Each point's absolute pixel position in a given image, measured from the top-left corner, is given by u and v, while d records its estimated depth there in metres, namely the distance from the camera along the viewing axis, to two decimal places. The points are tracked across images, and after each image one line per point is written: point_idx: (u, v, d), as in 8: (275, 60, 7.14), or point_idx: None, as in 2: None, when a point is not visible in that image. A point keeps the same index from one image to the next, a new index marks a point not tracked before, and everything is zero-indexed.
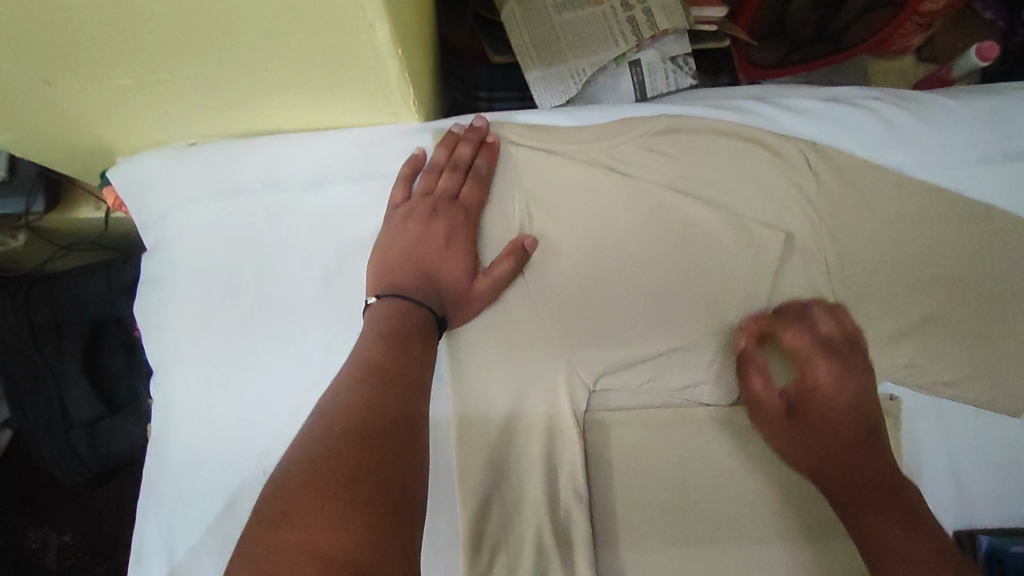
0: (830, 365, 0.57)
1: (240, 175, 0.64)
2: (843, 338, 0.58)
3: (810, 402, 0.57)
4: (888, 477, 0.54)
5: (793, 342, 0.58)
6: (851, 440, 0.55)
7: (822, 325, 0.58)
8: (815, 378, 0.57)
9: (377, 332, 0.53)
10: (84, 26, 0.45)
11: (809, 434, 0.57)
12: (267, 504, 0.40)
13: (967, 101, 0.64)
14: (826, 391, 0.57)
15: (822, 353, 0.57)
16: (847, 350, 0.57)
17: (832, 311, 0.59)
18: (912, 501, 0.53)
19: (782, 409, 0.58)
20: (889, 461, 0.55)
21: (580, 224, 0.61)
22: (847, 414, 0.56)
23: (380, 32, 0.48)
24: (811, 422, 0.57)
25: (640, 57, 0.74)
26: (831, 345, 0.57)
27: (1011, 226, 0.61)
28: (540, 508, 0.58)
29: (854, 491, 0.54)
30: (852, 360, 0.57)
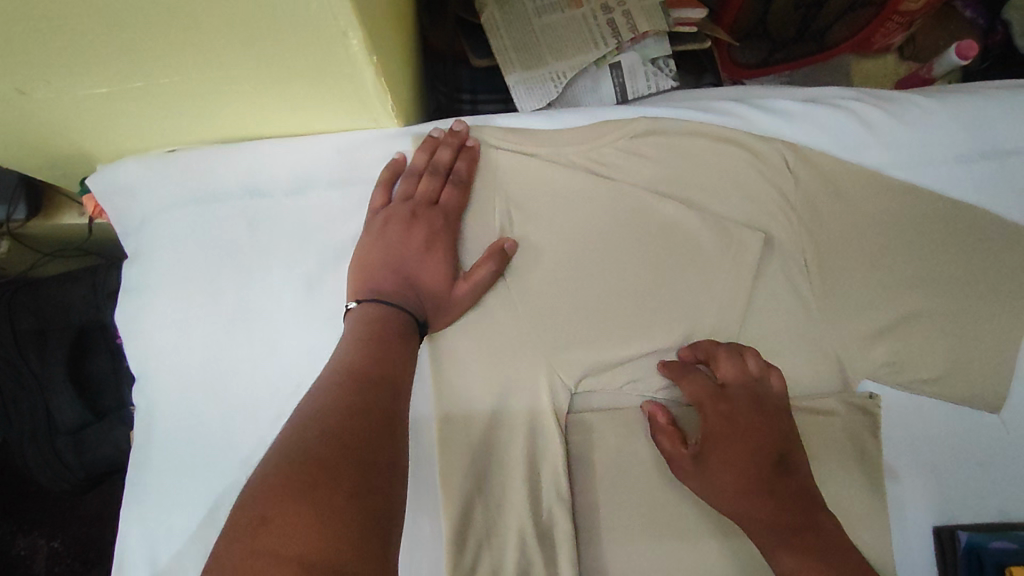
0: (728, 408, 0.56)
1: (219, 181, 0.64)
2: (740, 378, 0.57)
3: (714, 447, 0.55)
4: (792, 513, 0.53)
5: (692, 388, 0.58)
6: (757, 478, 0.54)
7: (719, 367, 0.58)
8: (715, 421, 0.57)
9: (356, 337, 0.53)
10: (56, 36, 0.45)
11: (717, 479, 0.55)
12: (242, 508, 0.40)
13: (943, 101, 0.65)
14: (728, 434, 0.56)
15: (719, 398, 0.57)
16: (746, 391, 0.57)
17: (732, 353, 0.58)
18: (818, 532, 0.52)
19: (690, 457, 0.56)
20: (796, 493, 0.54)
21: (560, 227, 0.62)
22: (748, 456, 0.55)
23: (353, 39, 0.48)
24: (719, 468, 0.55)
25: (620, 60, 0.75)
26: (728, 388, 0.57)
27: (988, 223, 0.62)
28: (523, 510, 0.58)
29: (773, 537, 0.53)
30: (754, 398, 0.56)
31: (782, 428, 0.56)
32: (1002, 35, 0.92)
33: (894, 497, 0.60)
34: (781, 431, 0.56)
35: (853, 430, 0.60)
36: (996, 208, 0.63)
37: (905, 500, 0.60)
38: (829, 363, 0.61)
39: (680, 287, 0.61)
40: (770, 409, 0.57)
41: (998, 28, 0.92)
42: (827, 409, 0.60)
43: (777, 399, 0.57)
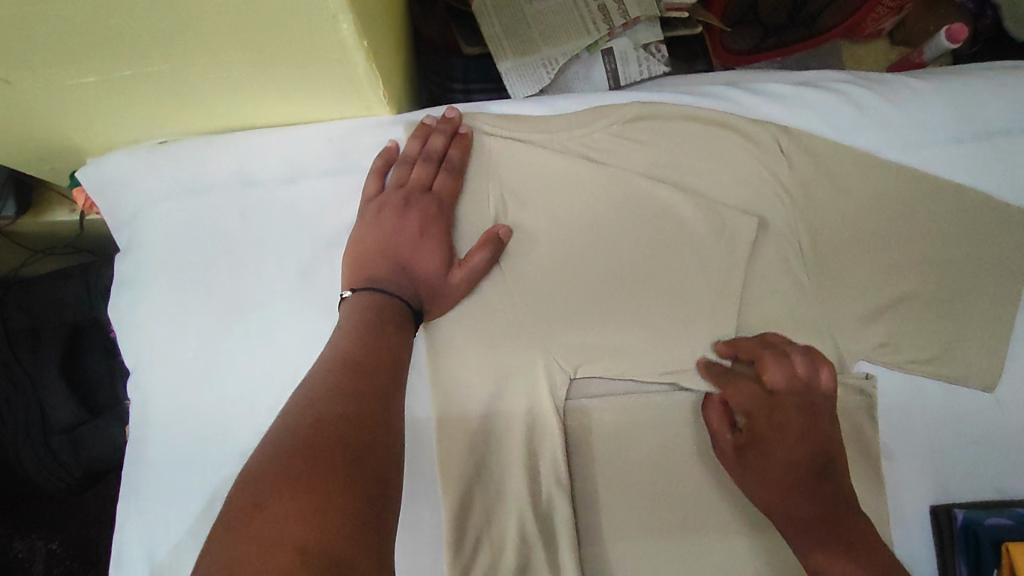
0: (776, 413, 0.57)
1: (211, 172, 0.63)
2: (789, 385, 0.57)
3: (757, 451, 0.56)
4: (831, 514, 0.54)
5: (738, 390, 0.58)
6: (795, 481, 0.55)
7: (769, 371, 0.57)
8: (758, 426, 0.57)
9: (352, 325, 0.53)
10: (41, 25, 0.44)
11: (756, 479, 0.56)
12: (239, 495, 0.39)
13: (935, 83, 0.65)
14: (773, 438, 0.56)
15: (766, 404, 0.57)
16: (797, 400, 0.56)
17: (780, 356, 0.57)
18: (856, 531, 0.53)
19: (734, 458, 0.57)
20: (835, 495, 0.55)
21: (554, 212, 0.62)
22: (791, 461, 0.55)
23: (343, 24, 0.48)
24: (761, 473, 0.56)
25: (612, 45, 0.75)
26: (775, 394, 0.57)
27: (981, 203, 0.62)
28: (522, 497, 0.58)
29: (810, 539, 0.54)
30: (801, 405, 0.56)
31: (827, 436, 0.56)
32: (991, 19, 0.92)
33: (890, 477, 0.61)
34: (825, 437, 0.56)
35: (850, 411, 0.60)
36: (988, 188, 0.63)
37: (901, 480, 0.61)
38: (825, 345, 0.61)
39: (676, 272, 0.62)
40: (817, 416, 0.56)
41: (987, 12, 0.92)
42: None
43: (825, 403, 0.57)
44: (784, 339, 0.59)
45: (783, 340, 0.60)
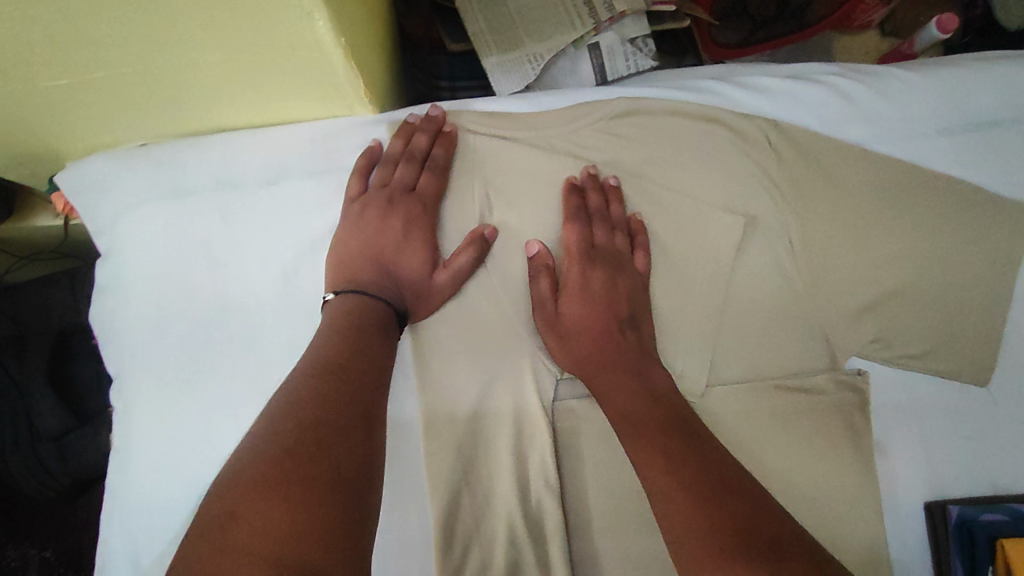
0: (589, 265, 0.58)
1: (191, 175, 0.62)
2: (607, 244, 0.59)
3: (573, 300, 0.57)
4: (633, 366, 0.55)
5: (567, 237, 0.59)
6: (602, 335, 0.56)
7: (594, 227, 0.59)
8: (575, 276, 0.58)
9: (333, 329, 0.52)
10: (9, 27, 0.43)
11: (572, 332, 0.56)
12: (214, 504, 0.39)
13: (924, 73, 0.64)
14: (583, 289, 0.58)
15: (585, 254, 0.58)
16: (609, 257, 0.59)
17: (603, 214, 0.60)
18: (653, 382, 0.54)
19: (553, 307, 0.57)
20: (637, 352, 0.56)
21: (539, 211, 0.61)
22: (599, 312, 0.57)
23: (319, 21, 0.46)
24: (573, 324, 0.57)
25: (599, 40, 0.73)
26: (597, 247, 0.59)
27: (971, 195, 0.61)
28: (511, 500, 0.57)
29: (606, 383, 0.54)
30: (610, 260, 0.58)
31: (634, 298, 0.58)
32: (982, 9, 0.92)
33: (882, 473, 0.60)
34: (631, 295, 0.58)
35: (843, 408, 0.59)
36: (979, 179, 0.62)
37: (896, 476, 0.60)
38: (816, 341, 0.61)
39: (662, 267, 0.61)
40: (624, 275, 0.59)
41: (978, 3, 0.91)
42: (817, 389, 0.60)
43: (634, 270, 0.59)
44: (621, 204, 0.61)
45: (621, 197, 0.61)
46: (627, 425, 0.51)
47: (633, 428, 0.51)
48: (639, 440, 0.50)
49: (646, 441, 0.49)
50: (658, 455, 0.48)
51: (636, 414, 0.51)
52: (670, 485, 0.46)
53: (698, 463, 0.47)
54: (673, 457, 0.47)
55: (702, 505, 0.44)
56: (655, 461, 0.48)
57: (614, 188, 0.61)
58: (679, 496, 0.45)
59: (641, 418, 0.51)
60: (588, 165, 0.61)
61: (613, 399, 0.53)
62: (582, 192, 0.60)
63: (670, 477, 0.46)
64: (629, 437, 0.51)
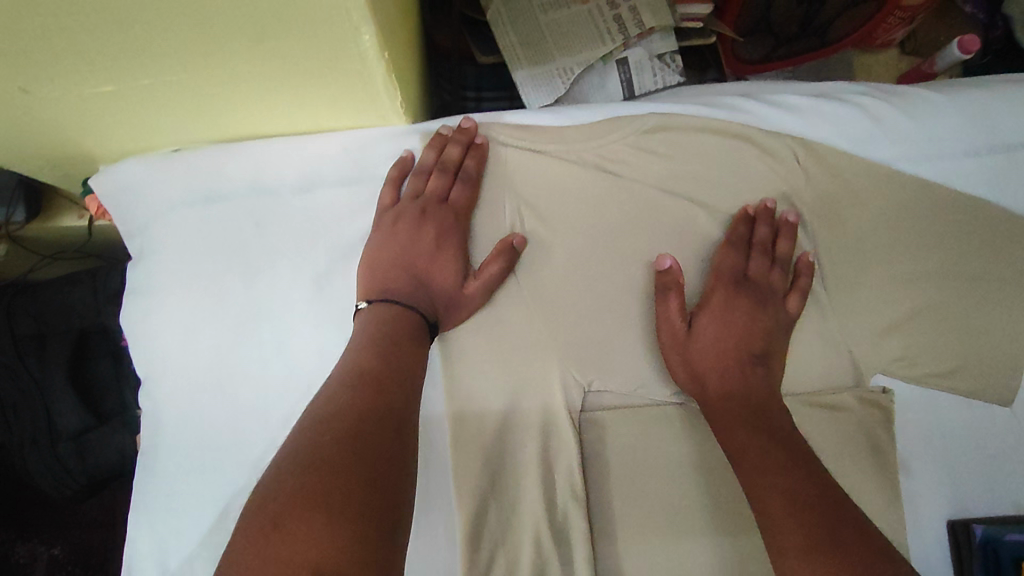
0: (736, 294, 0.60)
1: (226, 183, 0.63)
2: (759, 278, 0.61)
3: (707, 326, 0.59)
4: (760, 400, 0.56)
5: (720, 261, 0.61)
6: (732, 364, 0.58)
7: (751, 258, 0.61)
8: (712, 301, 0.60)
9: (367, 339, 0.53)
10: (62, 34, 0.44)
11: (698, 355, 0.58)
12: (253, 516, 0.39)
13: (950, 94, 0.65)
14: (723, 315, 0.59)
15: (735, 283, 0.60)
16: (755, 292, 0.60)
17: (766, 253, 0.61)
18: (776, 419, 0.55)
19: (685, 331, 0.58)
20: (767, 388, 0.57)
21: (570, 224, 0.62)
22: (732, 342, 0.58)
23: (365, 35, 0.48)
24: (701, 349, 0.58)
25: (627, 55, 0.74)
26: (749, 278, 0.61)
27: (996, 216, 0.62)
28: (537, 510, 0.57)
29: (730, 413, 0.55)
30: (753, 294, 0.60)
31: (772, 334, 0.59)
32: (1002, 30, 0.92)
33: (906, 490, 0.60)
34: (772, 332, 0.59)
35: (867, 425, 0.59)
36: (1003, 201, 0.63)
37: (919, 494, 0.60)
38: (841, 358, 0.61)
39: (690, 279, 0.62)
40: (766, 311, 0.60)
41: (998, 24, 0.92)
42: (839, 404, 0.60)
43: (779, 309, 0.60)
44: (790, 240, 0.62)
45: (793, 233, 0.62)
46: (746, 459, 0.53)
47: (755, 461, 0.52)
48: (757, 474, 0.52)
49: (767, 477, 0.51)
50: (779, 492, 0.50)
51: (756, 449, 0.53)
52: (791, 526, 0.48)
53: (819, 509, 0.48)
54: (796, 499, 0.49)
55: (823, 549, 0.46)
56: (777, 499, 0.50)
57: (789, 224, 0.62)
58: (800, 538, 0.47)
59: (764, 454, 0.52)
60: (769, 197, 0.63)
61: (733, 428, 0.55)
62: (752, 222, 0.62)
63: (787, 512, 0.49)
64: (749, 470, 0.52)
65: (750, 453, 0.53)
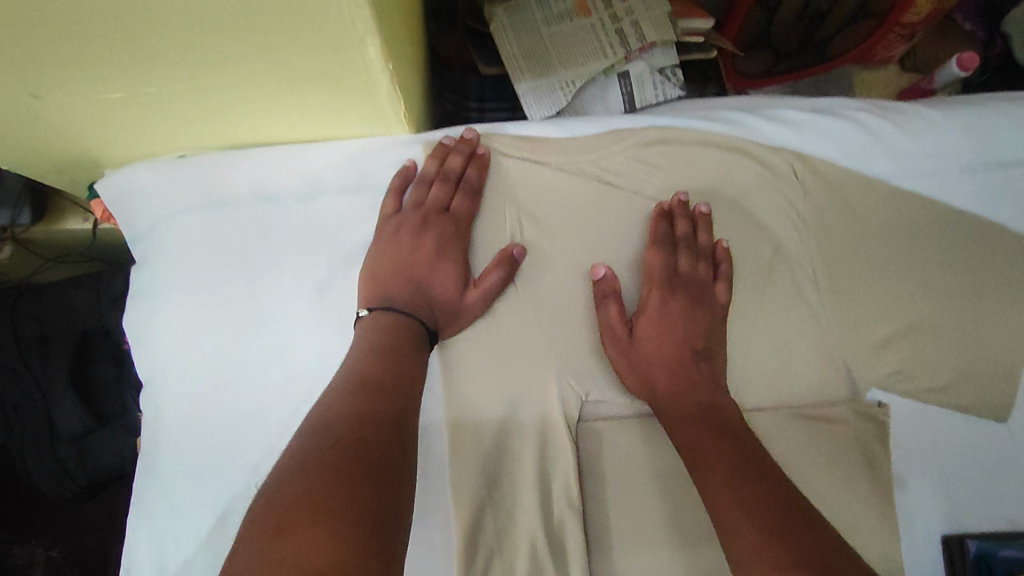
0: (670, 294, 0.61)
1: (230, 189, 0.64)
2: (689, 273, 0.61)
3: (647, 330, 0.60)
4: (706, 397, 0.57)
5: (650, 262, 0.61)
6: (672, 363, 0.59)
7: (678, 254, 0.62)
8: (647, 304, 0.61)
9: (366, 347, 0.54)
10: (74, 43, 0.45)
11: (641, 359, 0.59)
12: (260, 519, 0.40)
13: (947, 112, 0.65)
14: (659, 316, 0.60)
15: (668, 282, 0.61)
16: (687, 290, 0.61)
17: (690, 247, 0.62)
18: (722, 413, 0.56)
19: (627, 337, 0.59)
20: (711, 383, 0.58)
21: (569, 235, 0.62)
22: (673, 342, 0.59)
23: (370, 46, 0.48)
24: (644, 353, 0.59)
25: (628, 69, 0.75)
26: (679, 274, 0.61)
27: (992, 232, 0.63)
28: (533, 518, 0.57)
29: (679, 414, 0.56)
30: (687, 291, 0.61)
31: (708, 329, 0.60)
32: (1001, 47, 0.94)
33: (902, 504, 0.60)
34: (708, 327, 0.60)
35: (862, 439, 0.60)
36: (1000, 218, 0.64)
37: (916, 508, 0.60)
38: (837, 371, 0.62)
39: None
40: (701, 306, 0.61)
41: (998, 41, 0.93)
42: (835, 417, 0.60)
43: (713, 302, 0.61)
44: (707, 231, 0.63)
45: (709, 225, 0.63)
46: (696, 458, 0.53)
47: (703, 460, 0.53)
48: (709, 470, 0.52)
49: (716, 473, 0.52)
50: (730, 488, 0.50)
51: (705, 446, 0.53)
52: (742, 519, 0.48)
53: (769, 500, 0.49)
54: (744, 493, 0.49)
55: (776, 538, 0.46)
56: (727, 495, 0.50)
57: (703, 216, 0.63)
58: (751, 531, 0.47)
59: (712, 451, 0.53)
60: (679, 192, 0.63)
61: (682, 427, 0.56)
62: (670, 218, 0.63)
63: (737, 505, 0.49)
64: (699, 469, 0.53)
65: (700, 448, 0.54)
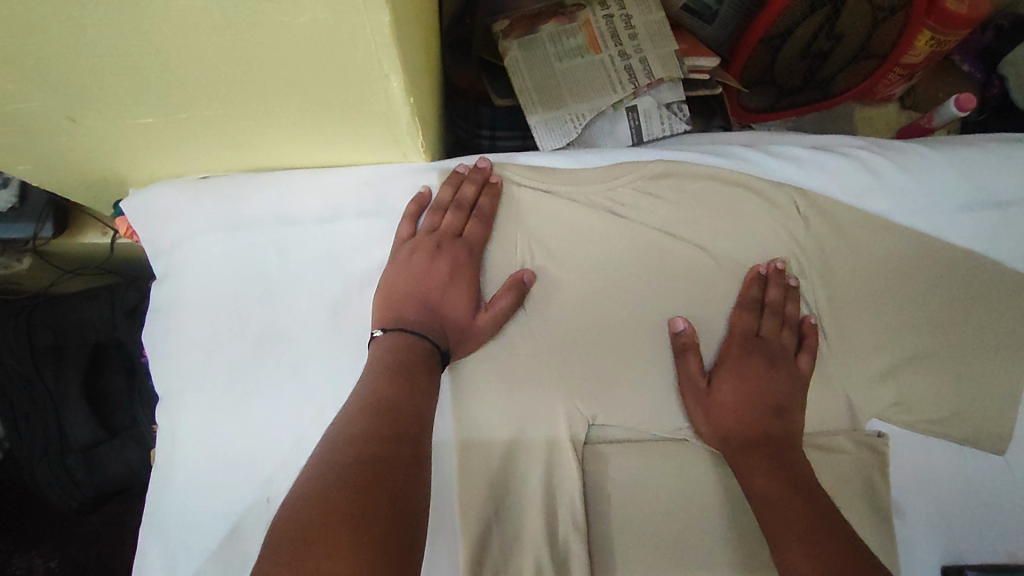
0: (749, 352, 0.62)
1: (253, 210, 0.66)
2: (775, 337, 0.63)
3: (727, 380, 0.61)
4: (784, 454, 0.57)
5: (736, 323, 0.63)
6: (751, 415, 0.59)
7: (763, 319, 0.63)
8: (726, 358, 0.62)
9: (383, 366, 0.55)
10: (116, 71, 0.48)
11: (718, 408, 0.60)
12: (286, 526, 0.42)
13: (944, 152, 0.68)
14: (740, 373, 0.61)
15: (748, 342, 0.63)
16: (767, 350, 0.62)
17: (776, 312, 0.63)
18: (798, 470, 0.57)
19: (705, 385, 0.61)
20: (787, 439, 0.59)
21: (578, 262, 0.64)
22: (751, 395, 0.60)
23: (394, 82, 0.51)
24: (720, 401, 0.60)
25: (636, 103, 0.78)
26: (761, 337, 0.63)
27: (988, 269, 0.65)
28: (538, 539, 0.58)
29: (750, 461, 0.57)
30: (769, 351, 0.62)
31: (789, 390, 0.61)
32: (998, 88, 0.95)
33: (902, 535, 0.61)
34: (786, 388, 0.61)
35: (863, 468, 0.61)
36: (997, 255, 0.66)
37: (915, 539, 0.61)
38: (839, 403, 0.63)
39: (704, 326, 0.64)
40: (781, 367, 0.62)
41: (994, 82, 0.96)
42: (836, 446, 0.62)
43: (794, 367, 0.62)
44: (796, 303, 0.64)
45: (798, 296, 0.65)
46: (770, 513, 0.54)
47: (777, 516, 0.54)
48: (783, 524, 0.53)
49: (790, 528, 0.53)
50: (805, 547, 0.51)
51: (778, 500, 0.54)
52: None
53: (841, 556, 0.50)
54: (820, 556, 0.50)
55: None
56: (799, 550, 0.51)
57: (794, 289, 0.65)
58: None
59: (785, 507, 0.54)
60: (778, 259, 0.65)
61: (755, 478, 0.56)
62: (763, 283, 0.64)
63: (810, 560, 0.50)
64: (772, 522, 0.54)
65: (773, 503, 0.55)
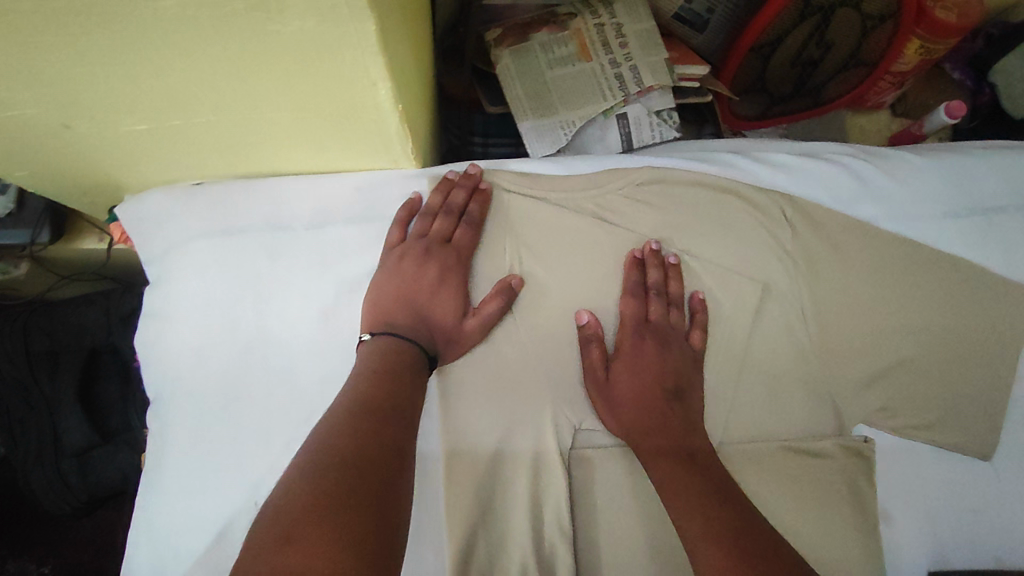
0: (642, 339, 0.62)
1: (245, 217, 0.67)
2: (661, 320, 0.63)
3: (622, 368, 0.61)
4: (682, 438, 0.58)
5: (624, 309, 0.64)
6: (649, 400, 0.60)
7: (650, 302, 0.64)
8: (620, 346, 0.63)
9: (369, 370, 0.56)
10: (109, 78, 0.49)
11: (617, 397, 0.60)
12: (265, 529, 0.41)
13: (930, 160, 0.69)
14: (634, 361, 0.62)
15: (640, 329, 0.63)
16: (657, 336, 0.63)
17: (660, 294, 0.64)
18: (697, 452, 0.57)
19: (604, 373, 0.61)
20: (686, 420, 0.59)
21: (566, 267, 0.65)
22: (649, 379, 0.61)
23: (383, 88, 0.52)
24: (618, 389, 0.60)
25: (627, 111, 0.79)
26: (650, 323, 0.63)
27: (973, 275, 0.65)
28: (524, 542, 0.58)
29: (653, 445, 0.57)
30: (657, 336, 0.62)
31: (685, 369, 0.62)
32: (989, 96, 0.96)
33: (888, 539, 0.61)
34: (680, 365, 0.62)
35: (848, 473, 0.61)
36: (983, 261, 0.66)
37: (902, 544, 0.61)
38: (825, 407, 0.63)
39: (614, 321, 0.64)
40: (675, 349, 0.62)
41: (985, 90, 0.96)
42: (822, 450, 0.62)
43: (685, 345, 0.63)
44: (678, 281, 0.65)
45: (680, 275, 0.65)
46: (672, 495, 0.54)
47: (677, 491, 0.54)
48: (683, 503, 0.53)
49: (688, 504, 0.52)
50: (702, 523, 0.50)
51: (680, 478, 0.54)
52: (717, 552, 0.48)
53: (736, 527, 0.50)
54: (714, 522, 0.50)
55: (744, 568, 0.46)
56: (697, 527, 0.50)
57: (675, 266, 0.65)
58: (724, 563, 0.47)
59: (685, 486, 0.53)
60: (651, 239, 0.66)
61: (657, 462, 0.56)
62: (642, 266, 0.65)
63: (707, 534, 0.50)
64: (672, 503, 0.53)
65: (672, 483, 0.54)
